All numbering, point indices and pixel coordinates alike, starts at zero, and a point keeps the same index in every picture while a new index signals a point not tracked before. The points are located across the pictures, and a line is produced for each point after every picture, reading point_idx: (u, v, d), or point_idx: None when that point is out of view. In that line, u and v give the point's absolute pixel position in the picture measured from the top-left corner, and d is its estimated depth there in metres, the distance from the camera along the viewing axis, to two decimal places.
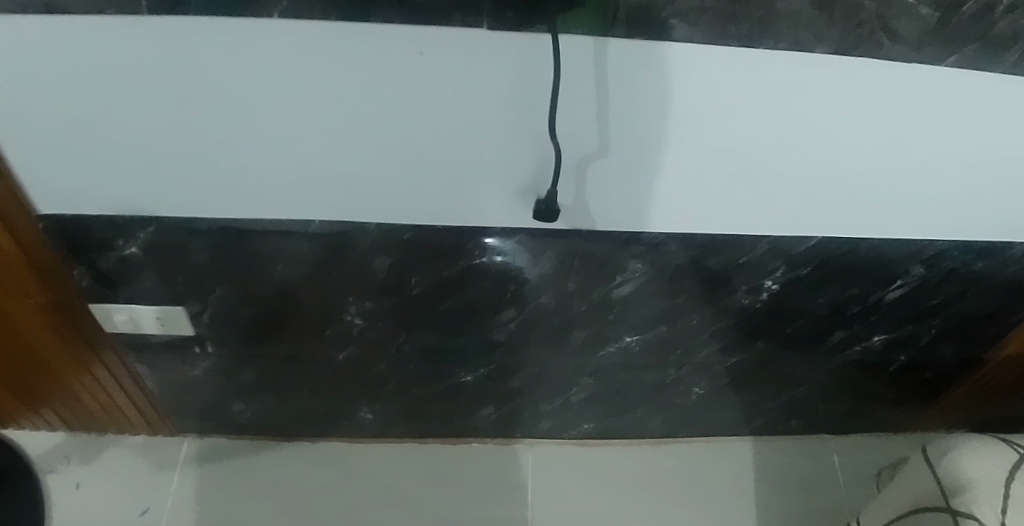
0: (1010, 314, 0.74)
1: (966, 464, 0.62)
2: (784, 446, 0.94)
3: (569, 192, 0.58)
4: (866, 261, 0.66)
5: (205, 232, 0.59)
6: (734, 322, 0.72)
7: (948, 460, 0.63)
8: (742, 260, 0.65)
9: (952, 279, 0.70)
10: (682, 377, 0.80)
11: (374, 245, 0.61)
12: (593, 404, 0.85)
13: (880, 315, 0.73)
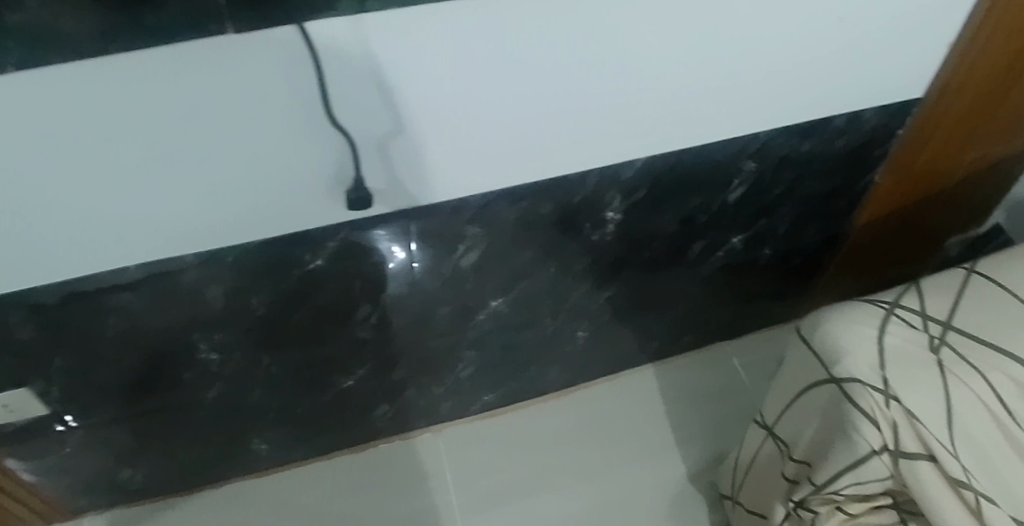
0: (850, 180, 1.36)
1: (841, 337, 1.11)
2: (673, 367, 1.70)
3: (381, 176, 0.95)
4: (699, 166, 1.15)
5: (35, 303, 0.93)
6: (595, 249, 1.23)
7: (821, 333, 1.14)
8: (577, 197, 1.10)
9: (785, 164, 1.24)
10: (558, 321, 1.38)
11: (195, 277, 0.98)
12: (473, 377, 1.46)
13: (727, 218, 1.29)
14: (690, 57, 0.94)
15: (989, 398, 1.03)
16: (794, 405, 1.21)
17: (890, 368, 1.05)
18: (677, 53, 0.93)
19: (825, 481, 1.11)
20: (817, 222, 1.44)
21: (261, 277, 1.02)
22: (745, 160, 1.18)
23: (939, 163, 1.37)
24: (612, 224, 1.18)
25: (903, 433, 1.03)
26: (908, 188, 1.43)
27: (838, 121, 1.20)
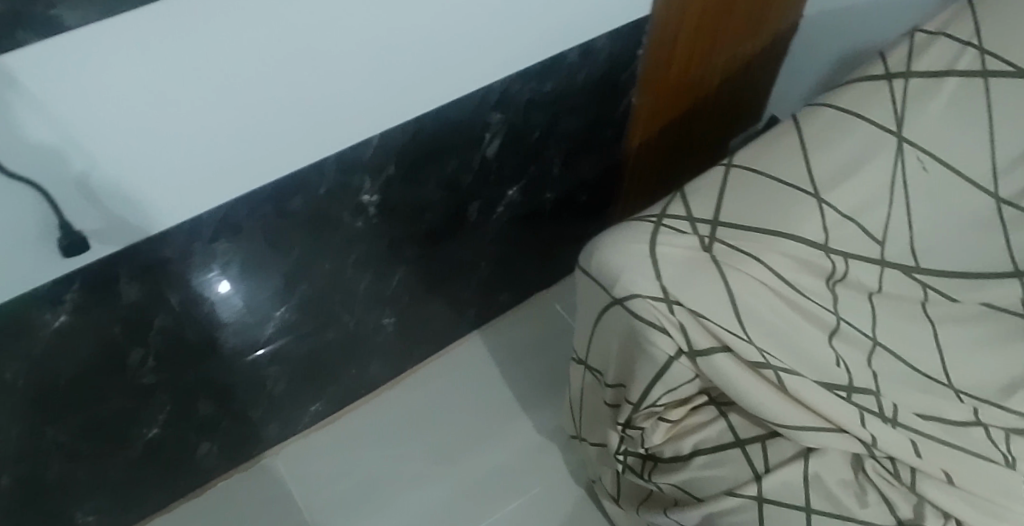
0: (748, 69, 1.21)
1: (786, 340, 0.90)
2: (514, 322, 1.30)
3: (155, 170, 0.70)
4: (589, 82, 0.97)
5: None
6: (487, 203, 1.03)
7: (746, 304, 0.89)
8: (459, 126, 0.89)
9: (693, 59, 1.05)
10: (449, 288, 1.13)
11: None
12: (296, 369, 1.04)
13: (608, 141, 1.09)
14: (422, 30, 0.77)
15: (896, 410, 0.92)
16: (595, 338, 0.96)
17: (802, 356, 0.91)
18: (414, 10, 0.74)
19: (671, 455, 0.97)
20: (670, 151, 1.23)
21: (19, 341, 0.72)
22: (590, 99, 1.00)
23: (735, 75, 1.18)
24: (465, 177, 0.96)
25: (809, 416, 0.90)
26: (742, 104, 1.31)
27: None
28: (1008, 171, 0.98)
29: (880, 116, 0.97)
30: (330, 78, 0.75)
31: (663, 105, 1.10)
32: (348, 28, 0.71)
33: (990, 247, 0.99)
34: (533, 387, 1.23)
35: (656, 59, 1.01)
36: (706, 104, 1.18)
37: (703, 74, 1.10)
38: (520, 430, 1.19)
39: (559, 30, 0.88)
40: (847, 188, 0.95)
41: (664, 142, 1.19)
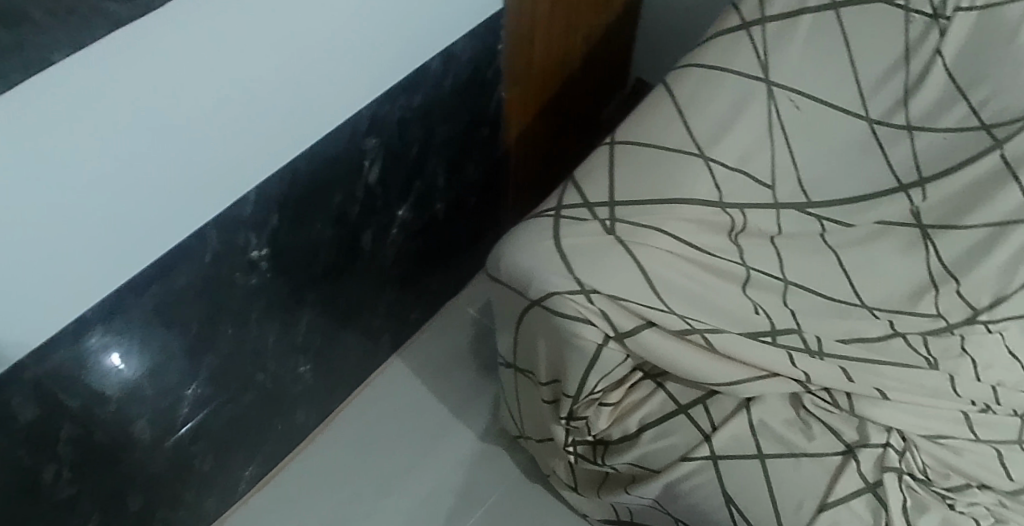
0: (607, 43, 1.24)
1: (701, 302, 0.93)
2: (430, 333, 1.28)
3: (29, 285, 0.66)
4: (457, 86, 0.97)
5: None
6: (381, 228, 1.01)
7: (655, 274, 0.91)
8: (333, 159, 0.87)
9: (552, 42, 1.07)
10: (367, 319, 1.12)
11: None
12: (224, 439, 1.01)
13: (488, 139, 1.09)
14: (281, 80, 0.75)
15: (820, 342, 0.96)
16: (519, 340, 0.96)
17: (722, 313, 0.93)
18: (269, 62, 0.73)
19: (619, 436, 0.97)
20: (549, 135, 1.23)
21: None
22: (460, 102, 1.00)
23: (597, 50, 1.21)
24: (352, 209, 0.94)
25: (742, 368, 0.93)
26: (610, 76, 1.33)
27: None
28: (875, 91, 1.02)
29: (746, 66, 1.00)
30: (186, 140, 0.71)
31: (534, 94, 1.12)
32: (195, 85, 0.67)
33: (872, 167, 1.03)
34: (462, 394, 1.22)
35: (518, 51, 1.02)
36: (574, 80, 1.19)
37: (567, 51, 1.11)
38: (458, 441, 1.18)
39: (414, 49, 0.88)
40: (730, 143, 0.98)
41: (541, 126, 1.19)
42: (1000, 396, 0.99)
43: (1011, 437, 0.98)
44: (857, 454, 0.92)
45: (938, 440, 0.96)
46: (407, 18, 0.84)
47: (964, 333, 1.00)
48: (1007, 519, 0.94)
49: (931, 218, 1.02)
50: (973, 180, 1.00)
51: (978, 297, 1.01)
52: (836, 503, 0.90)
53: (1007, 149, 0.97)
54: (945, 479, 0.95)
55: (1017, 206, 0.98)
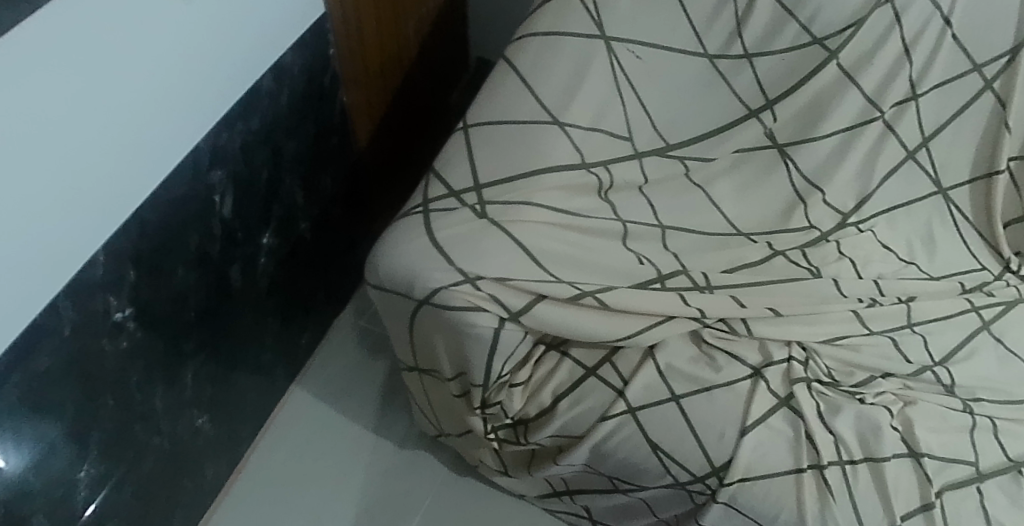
0: (440, 29, 1.26)
1: (585, 265, 0.93)
2: (329, 352, 1.25)
3: None
4: (295, 98, 0.97)
5: None
6: (246, 259, 0.99)
7: (533, 247, 0.91)
8: (178, 199, 0.84)
9: (380, 37, 1.09)
10: (261, 352, 1.09)
11: None
12: (136, 510, 0.97)
13: (339, 148, 1.09)
14: (110, 123, 0.72)
15: (707, 277, 0.98)
16: (416, 341, 0.95)
17: (607, 270, 0.94)
18: (92, 106, 0.70)
19: (537, 412, 0.98)
20: (401, 134, 1.25)
21: None
22: (299, 116, 0.99)
23: (430, 37, 1.23)
24: (212, 247, 0.92)
25: (637, 319, 0.93)
26: (450, 65, 1.36)
27: None
28: (708, 29, 1.04)
29: (580, 27, 1.01)
30: (28, 207, 0.67)
31: (377, 90, 1.13)
32: (17, 143, 0.63)
33: (720, 99, 1.05)
34: (373, 409, 1.20)
35: (349, 49, 1.03)
36: (413, 74, 1.21)
37: (398, 43, 1.13)
38: (378, 456, 1.16)
39: (241, 67, 0.87)
40: (580, 105, 0.99)
41: (392, 126, 1.20)
42: (882, 287, 1.03)
43: (901, 323, 1.02)
44: (765, 373, 0.96)
45: (837, 341, 0.99)
46: (224, 40, 0.83)
47: (838, 238, 1.06)
48: (914, 399, 0.99)
49: (784, 137, 1.06)
50: (816, 92, 1.05)
51: (842, 201, 1.07)
52: (754, 426, 0.94)
53: (841, 58, 1.03)
54: (851, 377, 0.99)
55: (860, 107, 1.05)
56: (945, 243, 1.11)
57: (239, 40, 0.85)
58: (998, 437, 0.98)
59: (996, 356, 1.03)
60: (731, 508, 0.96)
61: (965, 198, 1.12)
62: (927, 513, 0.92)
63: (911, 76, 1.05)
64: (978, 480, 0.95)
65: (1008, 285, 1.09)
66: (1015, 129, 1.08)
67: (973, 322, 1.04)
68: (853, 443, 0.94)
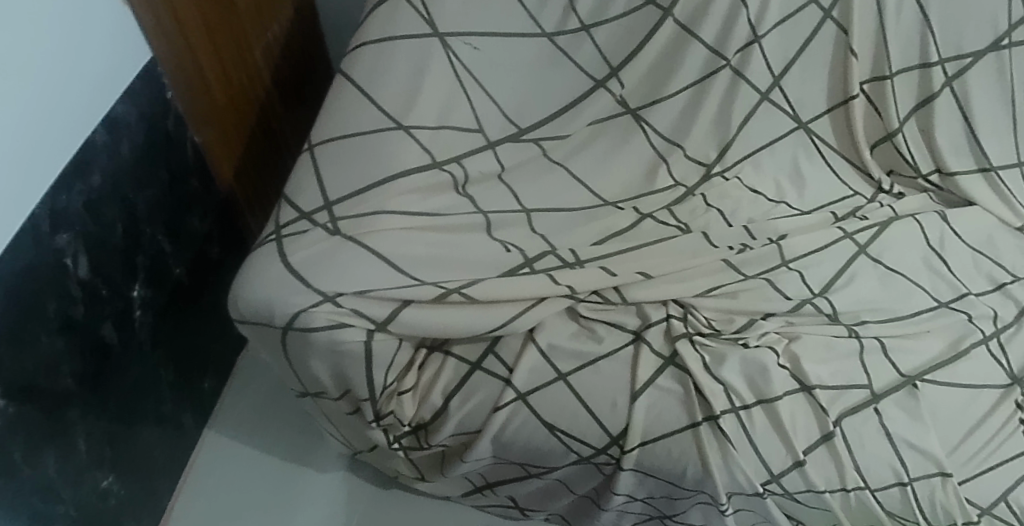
0: (289, 53, 1.28)
1: (448, 264, 0.93)
2: (236, 392, 1.28)
3: None
4: (137, 147, 0.97)
5: None
6: (118, 314, 0.99)
7: (391, 254, 0.91)
8: (26, 267, 0.82)
9: (224, 71, 1.10)
10: (156, 401, 1.10)
11: None
12: None
13: (200, 187, 1.12)
14: None
15: (575, 253, 0.99)
16: (297, 368, 0.95)
17: (470, 264, 0.94)
18: None
19: (431, 414, 0.98)
20: (268, 162, 1.28)
21: None
22: (148, 164, 1.00)
23: (278, 62, 1.25)
24: (76, 310, 0.91)
25: (507, 306, 0.93)
26: (311, 83, 1.39)
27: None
28: (541, 8, 1.06)
29: (411, 28, 1.01)
30: None
31: (229, 124, 1.13)
32: None
33: (566, 74, 1.07)
34: (290, 438, 1.22)
35: (190, 89, 1.03)
36: (269, 101, 1.24)
37: (247, 76, 1.15)
38: (303, 483, 1.18)
39: (72, 125, 0.85)
40: (424, 105, 1.00)
41: (257, 156, 1.24)
42: (752, 231, 1.05)
43: (776, 261, 1.02)
44: (645, 335, 0.96)
45: (712, 292, 1.00)
46: (53, 91, 0.82)
47: (704, 191, 1.09)
48: (798, 333, 0.99)
49: (636, 102, 1.08)
50: (658, 51, 1.07)
51: (705, 153, 1.10)
52: (644, 389, 0.94)
53: (676, 13, 1.05)
54: (731, 323, 0.99)
55: (705, 58, 1.06)
56: (814, 178, 1.13)
57: (67, 93, 0.84)
58: (888, 355, 0.99)
59: (875, 277, 1.03)
60: (639, 472, 0.97)
61: (827, 128, 1.14)
62: (827, 442, 0.93)
63: (749, 18, 1.04)
64: (874, 401, 0.96)
65: (881, 206, 1.11)
66: (860, 55, 1.09)
67: (849, 248, 1.05)
68: (742, 389, 0.94)
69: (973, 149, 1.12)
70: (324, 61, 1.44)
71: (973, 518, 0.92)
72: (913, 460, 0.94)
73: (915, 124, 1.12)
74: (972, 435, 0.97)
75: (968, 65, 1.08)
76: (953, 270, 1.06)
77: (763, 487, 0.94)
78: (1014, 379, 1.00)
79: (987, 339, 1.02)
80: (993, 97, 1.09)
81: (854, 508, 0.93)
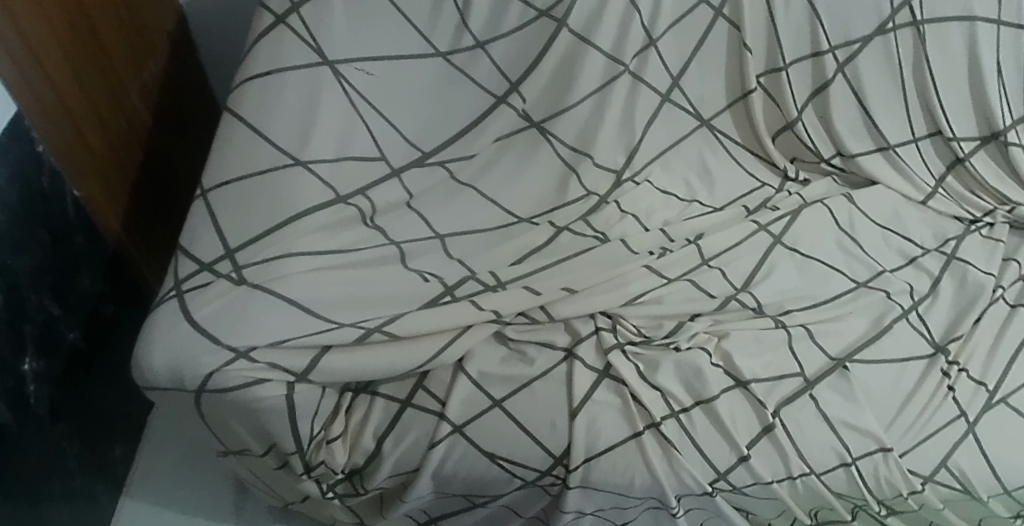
0: (168, 90, 1.21)
1: (366, 304, 0.89)
2: (152, 455, 1.20)
3: None
4: (12, 210, 0.89)
5: None
6: (12, 392, 0.90)
7: (303, 299, 0.87)
8: None
9: (100, 119, 1.02)
10: (63, 478, 1.02)
11: None
12: None
13: (86, 244, 1.04)
14: None
15: (496, 275, 0.96)
16: (216, 428, 0.90)
17: (388, 299, 0.90)
18: None
19: (365, 459, 0.94)
20: (157, 205, 1.20)
21: None
22: (28, 226, 0.92)
23: (158, 101, 1.18)
24: None
25: (432, 339, 0.91)
26: (196, 115, 1.32)
27: (97, 37, 1.01)
28: (433, 27, 1.04)
29: (299, 59, 0.98)
30: None
31: (110, 174, 1.06)
32: None
33: (466, 92, 1.05)
34: (216, 499, 1.15)
35: (64, 143, 0.96)
36: (152, 143, 1.17)
37: (125, 120, 1.09)
38: None
39: None
40: (321, 137, 0.96)
41: (146, 200, 1.17)
42: (670, 234, 1.05)
43: (696, 262, 1.03)
44: (577, 352, 0.95)
45: (638, 301, 0.98)
46: None
47: (617, 198, 1.06)
48: (727, 331, 0.99)
49: (539, 115, 1.06)
50: (556, 62, 1.05)
51: (612, 160, 1.07)
52: (582, 405, 0.92)
53: (571, 24, 1.04)
54: (660, 329, 0.98)
55: (604, 65, 1.05)
56: (722, 175, 1.13)
57: None
58: (816, 341, 1.00)
59: (793, 266, 1.05)
60: (586, 488, 0.94)
61: (728, 124, 1.15)
62: (768, 433, 0.94)
63: (643, 24, 1.06)
64: (809, 388, 0.97)
65: (789, 195, 1.13)
66: (755, 50, 1.10)
67: (764, 240, 1.06)
68: (680, 392, 0.94)
69: (871, 132, 1.15)
70: (207, 92, 1.37)
71: (917, 487, 0.96)
72: (854, 441, 0.96)
73: (813, 111, 1.14)
74: (905, 408, 0.99)
75: (857, 51, 1.11)
76: (866, 250, 1.09)
77: (712, 486, 0.94)
78: (937, 347, 1.04)
79: (906, 313, 1.05)
80: (884, 79, 1.13)
81: (802, 492, 0.95)
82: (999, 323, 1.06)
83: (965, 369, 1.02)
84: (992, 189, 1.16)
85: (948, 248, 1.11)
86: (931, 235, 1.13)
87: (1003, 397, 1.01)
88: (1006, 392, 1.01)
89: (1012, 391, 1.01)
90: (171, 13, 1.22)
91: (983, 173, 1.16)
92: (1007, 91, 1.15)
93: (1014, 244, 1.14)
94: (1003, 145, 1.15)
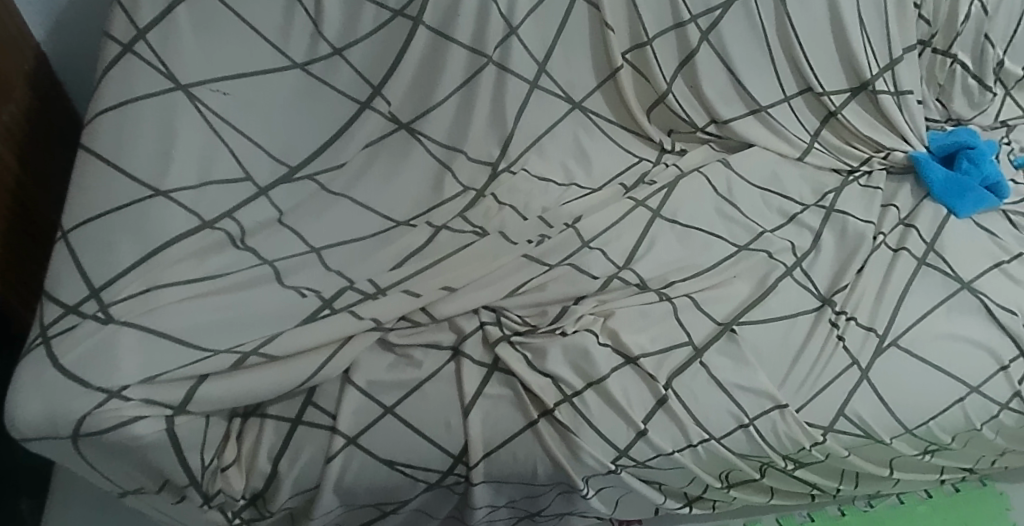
0: (29, 130, 1.17)
1: (241, 328, 0.88)
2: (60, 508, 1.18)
3: None
4: None
5: None
6: None
7: (174, 330, 0.85)
8: None
9: None
10: None
11: None
12: None
13: None
14: None
15: (376, 283, 0.96)
16: (104, 469, 0.85)
17: (262, 319, 0.89)
18: None
19: (264, 482, 0.91)
20: (29, 249, 1.16)
21: None
22: None
23: (21, 142, 1.14)
24: None
25: (314, 355, 0.90)
26: (64, 152, 1.28)
27: None
28: (287, 39, 1.03)
29: (149, 86, 0.96)
30: None
31: None
32: None
33: (328, 102, 1.05)
34: None
35: None
36: (18, 186, 1.13)
37: None
38: None
39: None
40: (180, 164, 0.94)
41: (17, 246, 1.13)
42: (547, 220, 1.05)
43: (577, 245, 1.03)
44: (463, 348, 0.95)
45: (521, 290, 0.99)
46: None
47: (493, 191, 1.08)
48: (612, 309, 1.00)
49: (407, 116, 1.08)
50: (417, 63, 1.07)
51: (487, 152, 1.09)
52: (474, 400, 0.92)
53: (427, 21, 1.04)
54: (545, 316, 0.99)
55: (466, 59, 1.06)
56: (597, 152, 1.16)
57: None
58: (702, 308, 1.02)
59: (673, 236, 1.07)
60: (492, 482, 0.94)
61: (600, 104, 1.16)
62: (663, 406, 0.94)
63: (501, 13, 1.05)
64: (698, 355, 0.97)
65: (667, 166, 1.16)
66: (616, 28, 1.12)
67: (644, 214, 1.08)
68: (571, 376, 0.94)
69: (742, 95, 1.17)
70: (73, 125, 1.33)
71: (818, 439, 0.98)
72: (749, 402, 0.97)
73: (683, 82, 1.16)
74: (797, 362, 1.00)
75: (718, 17, 1.12)
76: (745, 213, 1.12)
77: (616, 464, 0.94)
78: (824, 300, 1.05)
79: (790, 270, 1.07)
80: (748, 43, 1.15)
81: (705, 457, 0.96)
82: (883, 268, 1.08)
83: (853, 318, 1.03)
84: (867, 138, 1.20)
85: (826, 202, 1.14)
86: (809, 191, 1.16)
87: (893, 340, 1.02)
88: (895, 335, 1.02)
89: (901, 333, 1.03)
90: (28, 52, 1.19)
91: (855, 123, 1.20)
92: (869, 39, 1.18)
93: (891, 190, 1.17)
94: (872, 94, 1.19)
